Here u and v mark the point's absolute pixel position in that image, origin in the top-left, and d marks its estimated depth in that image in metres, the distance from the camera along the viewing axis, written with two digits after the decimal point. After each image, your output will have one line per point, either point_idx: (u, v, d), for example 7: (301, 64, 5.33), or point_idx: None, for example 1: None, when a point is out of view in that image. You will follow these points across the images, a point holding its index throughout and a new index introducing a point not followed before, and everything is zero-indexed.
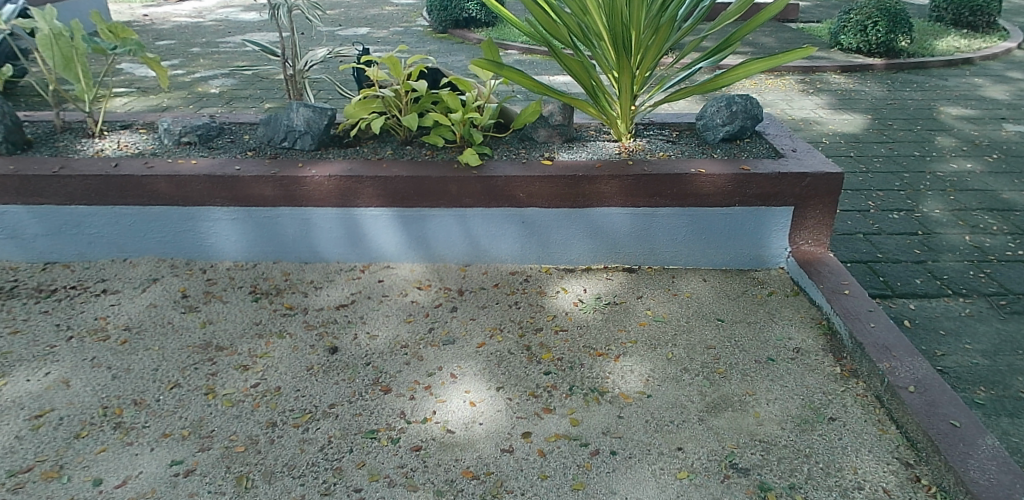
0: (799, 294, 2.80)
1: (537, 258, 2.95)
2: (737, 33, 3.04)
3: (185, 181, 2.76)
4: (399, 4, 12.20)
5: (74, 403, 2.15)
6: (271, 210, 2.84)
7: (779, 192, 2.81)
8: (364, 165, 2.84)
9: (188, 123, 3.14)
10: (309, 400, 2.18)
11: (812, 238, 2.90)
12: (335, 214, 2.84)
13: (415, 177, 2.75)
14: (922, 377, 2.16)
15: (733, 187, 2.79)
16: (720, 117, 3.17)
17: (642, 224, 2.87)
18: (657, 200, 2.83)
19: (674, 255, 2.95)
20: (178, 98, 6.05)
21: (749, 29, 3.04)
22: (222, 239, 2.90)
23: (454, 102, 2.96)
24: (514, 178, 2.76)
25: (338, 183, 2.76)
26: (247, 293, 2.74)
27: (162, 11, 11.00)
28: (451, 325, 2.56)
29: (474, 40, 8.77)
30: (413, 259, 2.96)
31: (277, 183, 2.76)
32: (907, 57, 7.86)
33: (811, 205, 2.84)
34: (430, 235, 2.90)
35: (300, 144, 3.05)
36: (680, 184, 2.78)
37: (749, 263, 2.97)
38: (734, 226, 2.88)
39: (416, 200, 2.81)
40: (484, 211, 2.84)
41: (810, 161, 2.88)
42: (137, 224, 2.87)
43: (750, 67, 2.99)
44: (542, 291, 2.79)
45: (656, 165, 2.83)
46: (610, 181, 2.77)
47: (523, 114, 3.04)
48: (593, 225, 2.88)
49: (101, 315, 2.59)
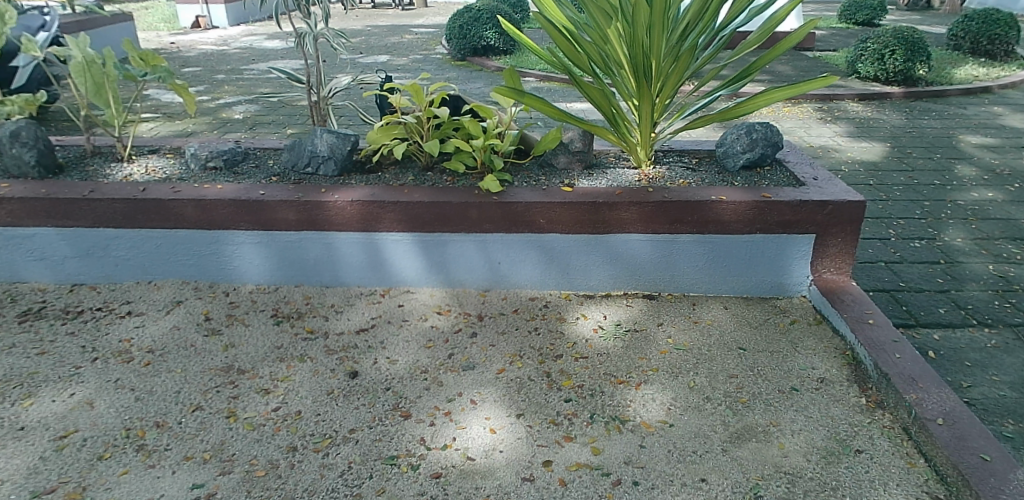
0: (822, 323, 2.77)
1: (557, 284, 2.96)
2: (757, 62, 3.03)
3: (211, 205, 2.81)
4: (419, 32, 12.44)
5: (98, 424, 2.16)
6: (294, 233, 2.87)
7: (801, 219, 2.81)
8: (386, 191, 2.87)
9: (214, 148, 3.19)
10: (330, 425, 2.17)
11: (834, 266, 2.89)
12: (358, 238, 2.87)
13: (436, 202, 2.78)
14: (950, 409, 2.12)
15: (753, 214, 2.79)
16: (740, 145, 3.18)
17: (662, 251, 2.87)
18: (677, 227, 2.83)
19: (694, 283, 2.94)
20: (203, 124, 6.22)
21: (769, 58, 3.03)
22: (246, 262, 2.93)
23: (475, 129, 2.99)
24: (534, 204, 2.78)
25: (360, 208, 2.80)
26: (269, 317, 2.76)
27: (188, 38, 11.29)
28: (471, 350, 2.55)
29: (492, 67, 8.90)
30: (433, 284, 2.97)
31: (300, 207, 2.80)
32: (925, 86, 7.86)
33: (833, 233, 2.83)
34: (450, 260, 2.91)
35: (323, 170, 3.10)
36: (700, 211, 2.79)
37: (770, 291, 2.95)
38: (755, 253, 2.88)
39: (437, 225, 2.84)
40: (503, 237, 2.86)
41: (832, 190, 2.89)
42: (162, 247, 2.91)
43: (770, 96, 2.99)
44: (562, 317, 2.78)
45: (677, 192, 2.84)
46: (630, 207, 2.78)
47: (543, 141, 3.06)
48: (612, 252, 2.88)
49: (125, 337, 2.61)
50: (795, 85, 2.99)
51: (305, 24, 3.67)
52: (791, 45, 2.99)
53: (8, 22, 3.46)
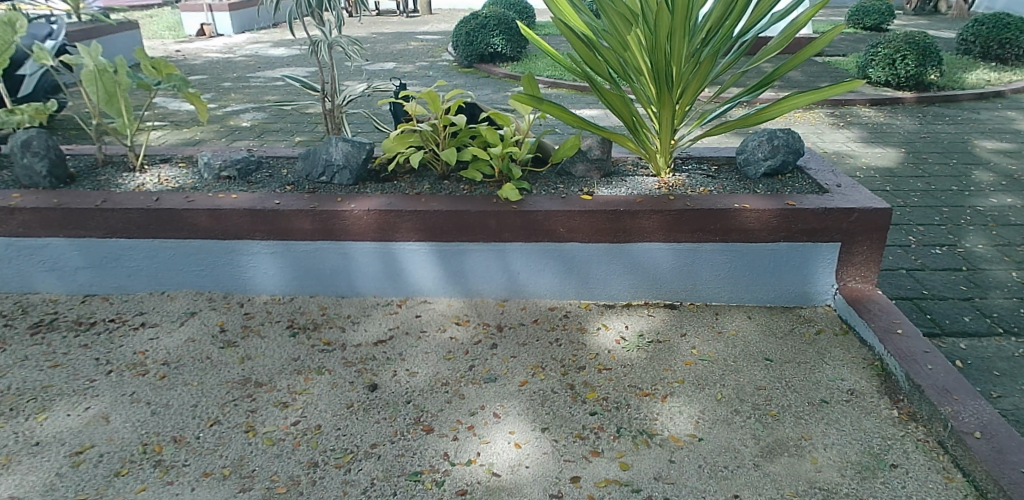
0: (849, 333, 2.72)
1: (576, 294, 2.91)
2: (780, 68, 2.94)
3: (225, 215, 2.78)
4: (425, 39, 12.46)
5: (114, 440, 2.12)
6: (310, 243, 2.84)
7: (826, 227, 2.78)
8: (403, 200, 2.86)
9: (227, 157, 3.16)
10: (351, 440, 2.12)
11: (859, 275, 2.86)
12: (374, 248, 2.84)
13: (454, 211, 2.76)
14: (988, 422, 2.07)
15: (777, 222, 2.76)
16: (761, 152, 3.12)
17: (684, 260, 2.84)
18: (699, 235, 2.79)
19: (716, 292, 2.90)
20: (212, 132, 6.26)
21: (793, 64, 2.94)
22: (260, 272, 2.90)
23: (493, 137, 2.95)
24: (554, 212, 2.75)
25: (377, 217, 2.78)
26: (285, 328, 2.71)
27: (195, 46, 11.33)
28: (492, 362, 2.49)
29: (500, 74, 8.89)
30: (450, 294, 2.93)
31: (316, 217, 2.79)
32: (937, 91, 7.81)
33: (858, 241, 2.80)
34: (468, 269, 2.88)
35: (339, 179, 3.07)
36: (723, 219, 2.75)
37: (794, 299, 2.92)
38: (778, 261, 2.84)
39: (455, 234, 2.81)
40: (523, 246, 2.83)
41: (856, 197, 2.86)
42: (175, 258, 2.88)
43: (792, 102, 2.92)
44: (583, 328, 2.73)
45: (698, 200, 2.81)
46: (651, 215, 2.75)
47: (562, 148, 3.01)
48: (633, 261, 2.84)
49: (139, 349, 2.57)
50: (819, 90, 2.94)
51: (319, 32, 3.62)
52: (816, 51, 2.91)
53: (18, 31, 3.43)
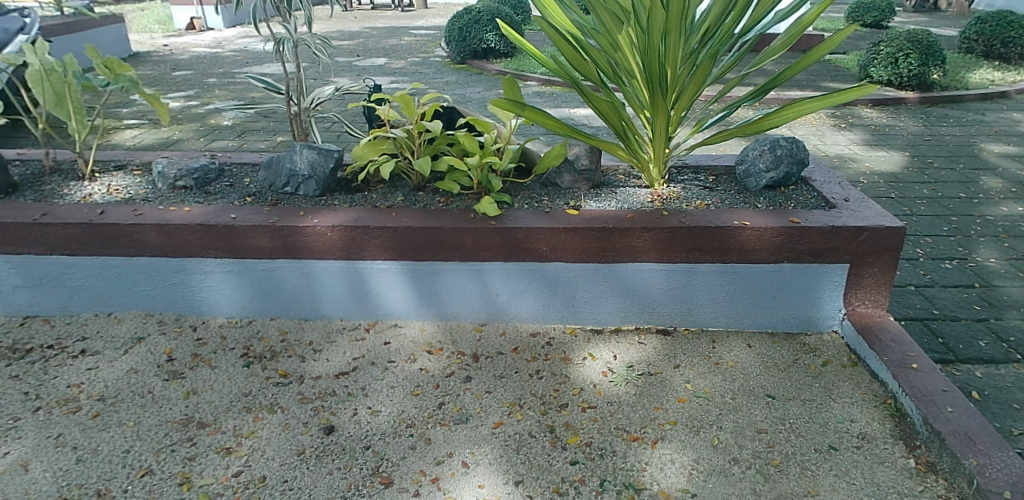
0: (858, 366, 2.48)
1: (561, 318, 2.67)
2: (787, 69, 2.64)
3: (175, 230, 2.53)
4: (418, 34, 12.19)
5: (30, 494, 1.87)
6: (269, 261, 2.60)
7: (833, 247, 2.54)
8: (372, 214, 2.61)
9: (184, 165, 2.91)
10: (299, 494, 1.88)
11: (868, 299, 2.62)
12: (339, 267, 2.60)
13: (427, 228, 2.51)
14: (1018, 478, 1.83)
15: (780, 242, 2.52)
16: (763, 162, 2.87)
17: (679, 283, 2.59)
18: (695, 255, 2.55)
19: (713, 317, 2.66)
20: (189, 131, 6.01)
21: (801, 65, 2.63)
22: (216, 293, 2.65)
23: (471, 145, 2.70)
24: (536, 229, 2.50)
25: (342, 234, 2.53)
26: (238, 357, 2.46)
27: (181, 40, 11.06)
28: (464, 399, 2.25)
29: (492, 71, 8.63)
30: (423, 317, 2.69)
31: (274, 233, 2.54)
32: (941, 91, 7.57)
33: (868, 262, 2.56)
34: (443, 291, 2.63)
35: (304, 189, 2.82)
36: (721, 237, 2.51)
37: (798, 325, 2.68)
38: (780, 284, 2.61)
39: (428, 253, 2.56)
40: (502, 266, 2.58)
41: (866, 213, 2.62)
42: (122, 276, 2.63)
43: (800, 108, 2.59)
44: (567, 358, 2.49)
45: (694, 217, 2.56)
46: (643, 234, 2.51)
47: (546, 158, 2.76)
48: (623, 283, 2.60)
49: (74, 382, 2.32)
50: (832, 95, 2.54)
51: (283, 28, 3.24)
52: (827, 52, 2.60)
53: None
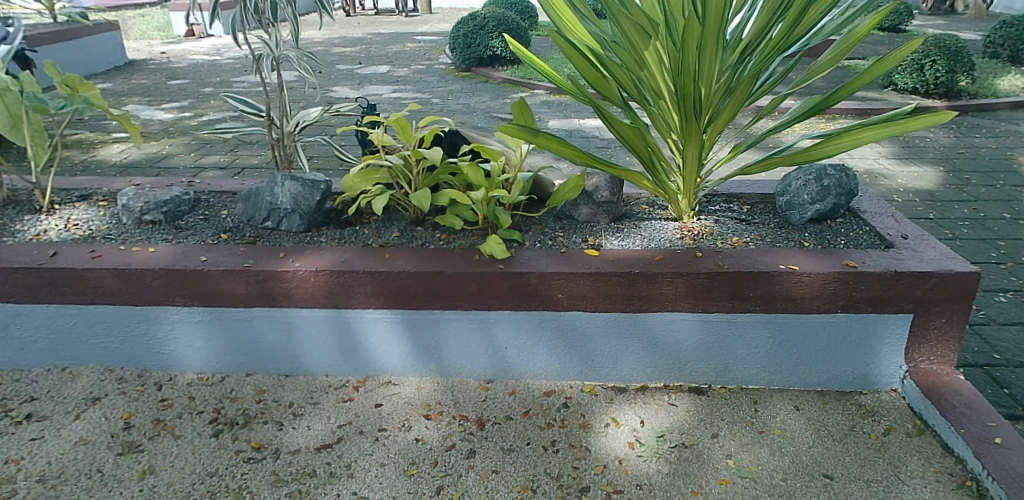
0: (925, 434, 2.14)
1: (579, 374, 2.33)
2: (840, 90, 2.26)
3: (136, 276, 2.20)
4: (422, 40, 11.90)
5: None
6: (245, 310, 2.27)
7: (895, 295, 2.19)
8: (362, 256, 2.28)
9: (152, 197, 2.58)
10: None
11: (933, 353, 2.27)
12: (325, 317, 2.26)
13: (425, 273, 2.17)
14: None
15: (834, 289, 2.18)
16: (807, 193, 2.52)
17: (715, 335, 2.26)
18: (736, 304, 2.20)
19: (754, 373, 2.32)
20: (180, 145, 5.71)
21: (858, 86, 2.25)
22: (184, 345, 2.32)
23: (476, 176, 2.35)
24: (551, 275, 2.16)
25: (327, 279, 2.19)
26: (207, 423, 2.14)
27: (179, 47, 10.78)
28: (467, 481, 1.93)
29: (498, 78, 8.30)
30: (421, 373, 2.35)
31: (250, 279, 2.21)
32: (970, 100, 7.21)
33: (935, 313, 2.21)
34: (443, 344, 2.30)
35: (286, 225, 2.49)
36: (766, 284, 2.17)
37: (850, 383, 2.35)
38: (832, 337, 2.27)
39: (426, 301, 2.22)
40: (511, 315, 2.24)
41: (931, 254, 2.27)
42: (77, 327, 2.30)
43: (858, 136, 2.14)
44: (587, 424, 2.16)
45: (734, 259, 2.22)
46: (674, 280, 2.16)
47: (562, 189, 2.41)
48: (651, 336, 2.26)
49: (13, 457, 2.00)
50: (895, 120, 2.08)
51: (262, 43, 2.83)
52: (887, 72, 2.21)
53: None
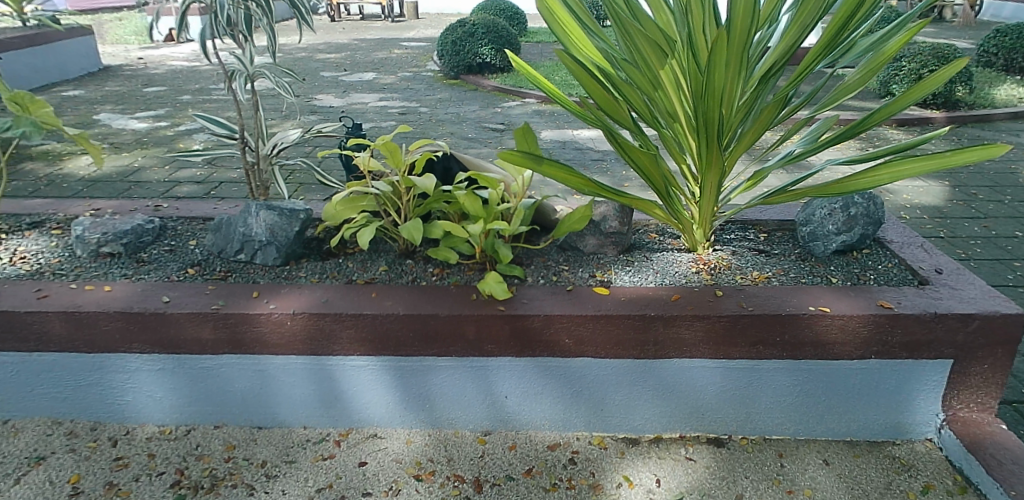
0: (969, 493, 1.93)
1: (586, 425, 2.11)
2: (875, 113, 2.07)
3: (87, 320, 1.95)
4: (409, 46, 11.68)
5: None
6: (212, 357, 2.02)
7: (935, 339, 1.98)
8: (345, 295, 2.04)
9: (111, 227, 2.34)
10: None
11: (974, 400, 2.07)
12: (302, 364, 2.02)
13: (415, 317, 1.94)
14: None
15: (868, 333, 1.97)
16: (832, 223, 2.33)
17: (737, 383, 2.04)
18: (760, 349, 1.99)
19: (778, 423, 2.11)
20: (154, 158, 5.45)
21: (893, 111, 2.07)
22: (143, 395, 2.07)
23: (473, 205, 2.13)
24: (555, 318, 1.94)
25: (305, 323, 1.95)
26: (167, 487, 1.89)
27: (159, 53, 10.49)
28: None
29: (487, 87, 8.09)
30: (411, 424, 2.12)
31: (218, 323, 1.96)
32: (968, 110, 7.08)
33: (978, 358, 2.00)
34: (435, 393, 2.06)
35: (261, 258, 2.25)
36: (795, 328, 1.95)
37: (883, 432, 2.14)
38: (865, 384, 2.06)
39: (416, 347, 1.99)
40: (511, 362, 2.01)
41: (971, 292, 2.06)
42: (22, 376, 2.05)
43: (899, 168, 1.93)
44: (596, 485, 1.93)
45: (758, 299, 2.01)
46: (693, 324, 1.95)
47: (567, 220, 2.19)
48: (666, 384, 2.04)
49: None
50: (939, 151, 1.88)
51: (235, 58, 2.54)
52: (922, 97, 2.04)
53: None
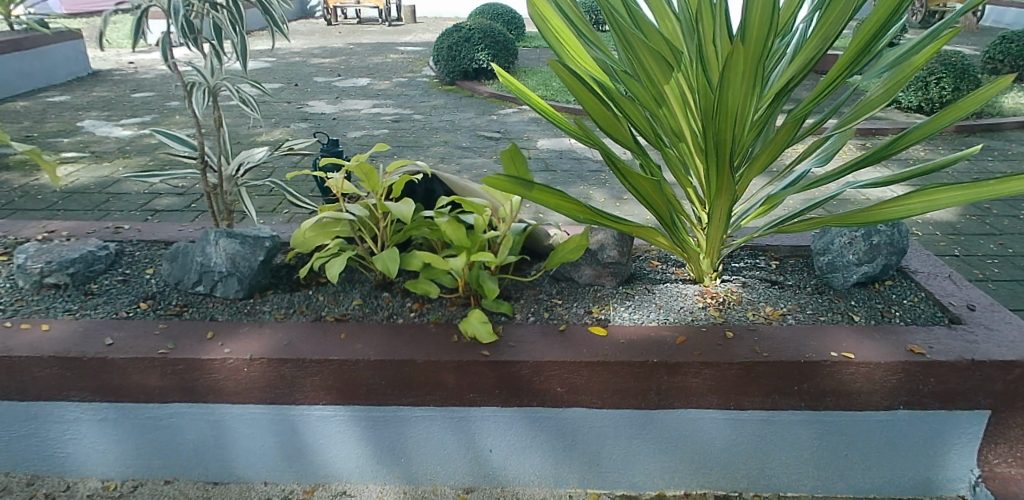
0: None
1: (580, 481, 1.89)
2: (903, 136, 1.86)
3: (19, 366, 1.74)
4: (405, 50, 11.47)
5: None
6: (161, 405, 1.80)
7: (972, 388, 1.76)
8: (311, 336, 1.82)
9: (58, 255, 2.12)
10: None
11: (1013, 455, 1.85)
12: (262, 414, 1.80)
13: (387, 363, 1.72)
14: None
15: (897, 382, 1.75)
16: (854, 252, 2.11)
17: (748, 435, 1.82)
18: (775, 399, 1.77)
19: (794, 478, 1.89)
20: (135, 167, 5.24)
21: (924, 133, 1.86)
22: (86, 447, 1.86)
23: (456, 235, 1.92)
24: (545, 365, 1.72)
25: (264, 370, 1.74)
26: None
27: (150, 58, 10.30)
28: None
29: (483, 93, 7.88)
30: (384, 478, 1.90)
31: (165, 369, 1.74)
32: (977, 119, 6.86)
33: (1019, 408, 1.78)
34: (411, 445, 1.84)
35: (221, 291, 2.03)
36: (815, 376, 1.74)
37: (910, 488, 1.92)
38: (892, 437, 1.84)
39: (389, 396, 1.77)
40: (495, 412, 1.80)
41: (1010, 333, 1.84)
42: None
43: (931, 198, 1.71)
44: None
45: (774, 342, 1.79)
46: (701, 371, 1.73)
47: (561, 249, 1.98)
48: (670, 437, 1.82)
49: None
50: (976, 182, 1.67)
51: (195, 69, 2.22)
52: (956, 118, 1.83)
53: None
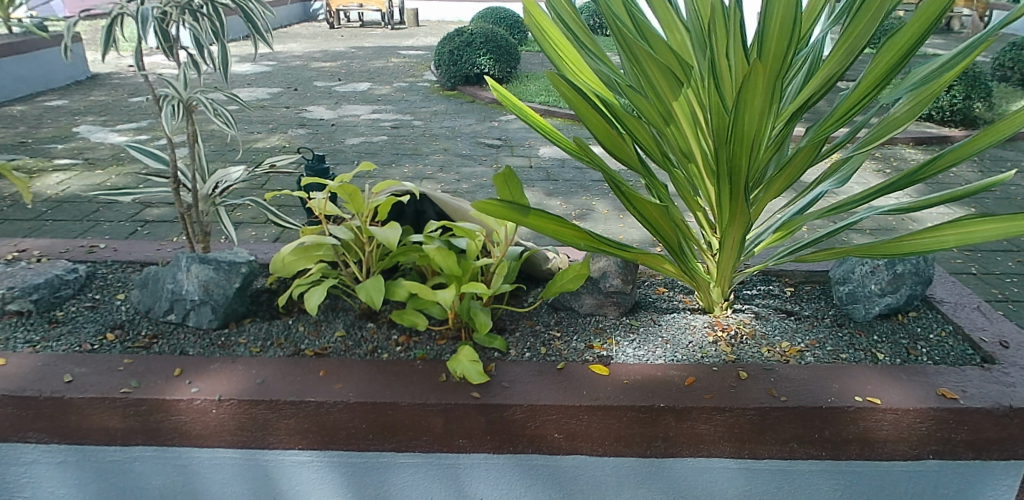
0: None
1: None
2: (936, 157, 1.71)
3: None
4: (407, 55, 11.35)
5: None
6: (123, 449, 1.66)
7: (1010, 436, 1.61)
8: (287, 373, 1.67)
9: (21, 281, 1.98)
10: None
11: None
12: (232, 459, 1.66)
13: (368, 405, 1.57)
14: None
15: (927, 430, 1.59)
16: (877, 283, 1.96)
17: (763, 486, 1.67)
18: (793, 447, 1.62)
19: None
20: (127, 175, 5.12)
21: (957, 156, 1.70)
22: (42, 491, 1.72)
23: (446, 263, 1.76)
24: (541, 409, 1.57)
25: (234, 412, 1.59)
26: None
27: (150, 62, 10.20)
28: None
29: (485, 99, 7.73)
30: None
31: (126, 410, 1.60)
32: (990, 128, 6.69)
33: None
34: (395, 493, 1.69)
35: (194, 320, 1.89)
36: (837, 423, 1.58)
37: None
38: (919, 488, 1.68)
39: (371, 440, 1.62)
40: (487, 459, 1.64)
41: None
42: None
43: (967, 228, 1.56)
44: None
45: (792, 385, 1.64)
46: (711, 417, 1.58)
47: (560, 278, 1.83)
48: (677, 487, 1.67)
49: None
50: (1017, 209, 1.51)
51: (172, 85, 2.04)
52: (994, 142, 1.67)
53: None
